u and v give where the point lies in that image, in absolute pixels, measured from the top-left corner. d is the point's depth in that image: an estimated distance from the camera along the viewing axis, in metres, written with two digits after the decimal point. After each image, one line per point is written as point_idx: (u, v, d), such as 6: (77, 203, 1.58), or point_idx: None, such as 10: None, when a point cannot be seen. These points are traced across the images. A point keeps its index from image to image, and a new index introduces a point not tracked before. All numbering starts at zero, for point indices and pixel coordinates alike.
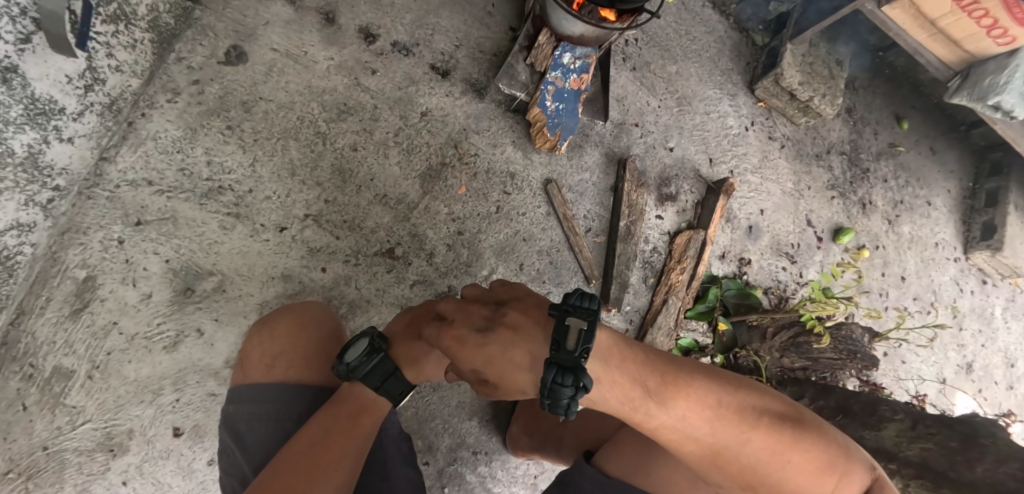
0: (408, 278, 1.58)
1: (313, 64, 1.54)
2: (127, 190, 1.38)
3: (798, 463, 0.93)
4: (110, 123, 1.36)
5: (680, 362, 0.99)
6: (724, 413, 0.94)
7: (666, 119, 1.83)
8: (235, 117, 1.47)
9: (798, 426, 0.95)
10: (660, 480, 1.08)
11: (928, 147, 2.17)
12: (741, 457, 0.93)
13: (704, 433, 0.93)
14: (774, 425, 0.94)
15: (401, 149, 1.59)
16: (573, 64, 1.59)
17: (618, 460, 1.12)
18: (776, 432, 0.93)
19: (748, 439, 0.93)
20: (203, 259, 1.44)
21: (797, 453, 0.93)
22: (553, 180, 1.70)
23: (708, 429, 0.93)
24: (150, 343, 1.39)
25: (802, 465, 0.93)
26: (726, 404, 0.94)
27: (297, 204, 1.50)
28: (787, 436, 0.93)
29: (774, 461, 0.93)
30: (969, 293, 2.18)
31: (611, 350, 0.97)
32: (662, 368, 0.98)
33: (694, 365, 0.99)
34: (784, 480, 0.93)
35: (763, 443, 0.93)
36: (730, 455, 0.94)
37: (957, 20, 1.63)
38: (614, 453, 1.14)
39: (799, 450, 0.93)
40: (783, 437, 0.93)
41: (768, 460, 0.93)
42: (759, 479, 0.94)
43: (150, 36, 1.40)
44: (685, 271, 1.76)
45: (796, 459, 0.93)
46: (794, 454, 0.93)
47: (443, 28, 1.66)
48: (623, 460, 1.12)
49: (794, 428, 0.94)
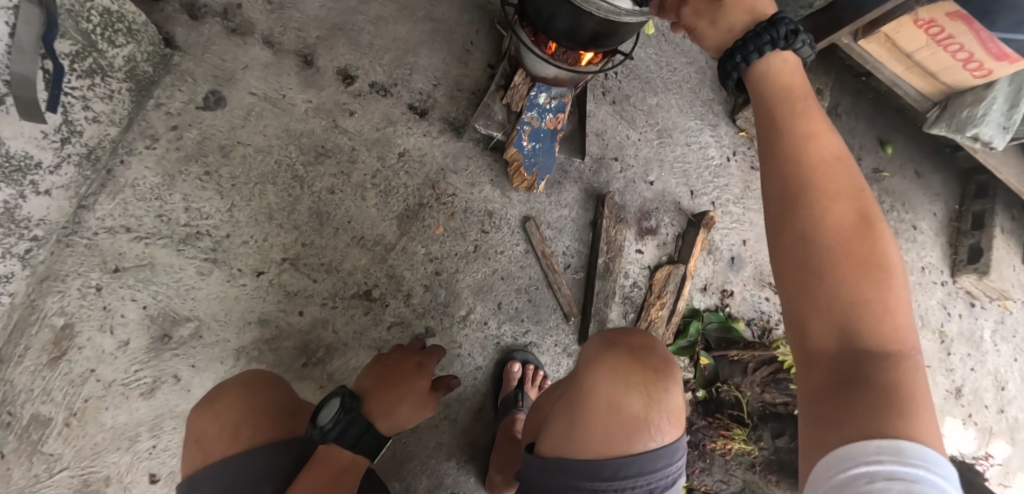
0: (385, 320, 1.53)
1: (291, 107, 1.57)
2: (105, 237, 1.42)
3: (864, 236, 0.84)
4: (89, 173, 1.39)
5: (872, 224, 0.85)
6: (839, 321, 0.82)
7: (647, 152, 1.85)
8: (213, 163, 1.50)
9: (911, 389, 0.77)
10: (595, 435, 1.05)
11: (913, 171, 2.19)
12: (806, 371, 0.84)
13: (809, 144, 0.86)
14: (865, 220, 0.84)
15: (378, 191, 1.57)
16: (549, 103, 1.59)
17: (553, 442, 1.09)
18: (860, 208, 0.85)
19: (837, 188, 0.85)
20: (180, 306, 1.44)
21: (869, 291, 0.82)
22: (532, 217, 1.67)
23: (817, 209, 0.84)
24: (127, 390, 1.40)
25: (856, 236, 0.83)
26: (840, 154, 0.87)
27: (275, 247, 1.49)
28: (869, 229, 0.84)
29: (835, 404, 0.78)
30: (957, 317, 2.18)
31: (801, 75, 0.92)
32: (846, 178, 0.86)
33: (893, 243, 0.85)
34: (822, 335, 0.83)
35: (846, 197, 0.85)
36: (798, 354, 0.86)
37: (934, 53, 1.64)
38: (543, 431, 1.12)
39: (875, 276, 0.82)
40: (866, 217, 0.84)
41: (846, 221, 0.84)
42: (796, 342, 0.86)
43: (127, 85, 1.42)
44: (665, 307, 1.72)
45: (863, 319, 0.81)
46: (865, 236, 0.84)
47: (422, 68, 1.69)
48: (554, 436, 1.09)
49: (898, 389, 0.77)
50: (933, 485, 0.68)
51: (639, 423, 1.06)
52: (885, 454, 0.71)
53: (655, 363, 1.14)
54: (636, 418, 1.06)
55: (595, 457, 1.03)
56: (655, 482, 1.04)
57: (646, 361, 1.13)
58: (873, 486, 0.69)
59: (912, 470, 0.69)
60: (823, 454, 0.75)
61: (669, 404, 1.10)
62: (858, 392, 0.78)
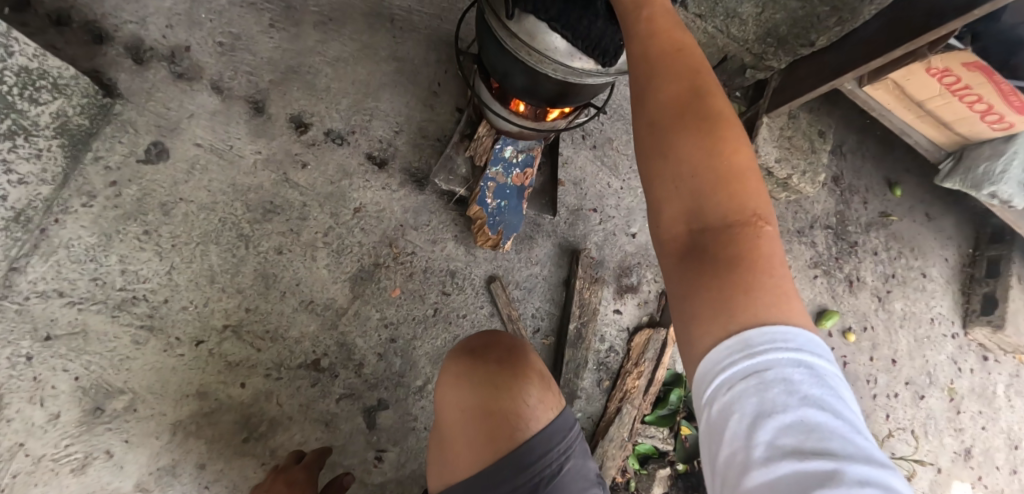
0: (333, 391, 1.44)
1: (238, 159, 1.46)
2: (37, 302, 1.32)
3: (721, 155, 0.69)
4: (19, 235, 1.29)
5: (717, 130, 0.70)
6: (689, 203, 0.69)
7: (629, 202, 1.70)
8: (153, 221, 1.40)
9: (766, 250, 0.67)
10: (478, 437, 1.06)
11: (924, 214, 2.02)
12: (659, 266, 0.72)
13: (648, 53, 0.74)
14: (715, 128, 0.70)
15: (329, 251, 1.48)
16: (516, 157, 1.48)
17: (457, 458, 1.07)
18: (711, 119, 0.70)
19: (680, 92, 0.71)
20: (114, 377, 1.34)
21: (722, 153, 0.69)
22: (497, 277, 1.56)
23: (659, 84, 0.72)
24: (57, 465, 1.29)
25: (712, 159, 0.69)
26: (688, 63, 0.73)
27: (215, 313, 1.40)
28: (718, 138, 0.70)
29: (688, 292, 0.67)
30: (968, 372, 1.98)
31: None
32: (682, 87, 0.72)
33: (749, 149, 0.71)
34: (671, 202, 0.70)
35: (693, 109, 0.71)
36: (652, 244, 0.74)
37: (948, 102, 1.49)
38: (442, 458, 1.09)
39: (734, 196, 0.68)
40: (714, 126, 0.70)
41: (695, 132, 0.70)
42: (649, 237, 0.73)
43: (58, 141, 1.30)
44: (642, 376, 1.60)
45: (717, 187, 0.69)
46: (722, 152, 0.69)
47: (383, 113, 1.57)
48: (457, 457, 1.07)
49: (751, 258, 0.66)
50: (786, 360, 0.62)
51: (512, 411, 1.08)
52: (734, 351, 0.63)
53: (497, 355, 1.15)
54: (512, 403, 1.08)
55: (499, 464, 1.02)
56: (558, 456, 1.05)
57: (497, 352, 1.16)
58: (732, 393, 0.62)
59: (761, 356, 0.62)
60: (701, 360, 0.66)
61: (535, 377, 1.14)
62: (709, 279, 0.66)
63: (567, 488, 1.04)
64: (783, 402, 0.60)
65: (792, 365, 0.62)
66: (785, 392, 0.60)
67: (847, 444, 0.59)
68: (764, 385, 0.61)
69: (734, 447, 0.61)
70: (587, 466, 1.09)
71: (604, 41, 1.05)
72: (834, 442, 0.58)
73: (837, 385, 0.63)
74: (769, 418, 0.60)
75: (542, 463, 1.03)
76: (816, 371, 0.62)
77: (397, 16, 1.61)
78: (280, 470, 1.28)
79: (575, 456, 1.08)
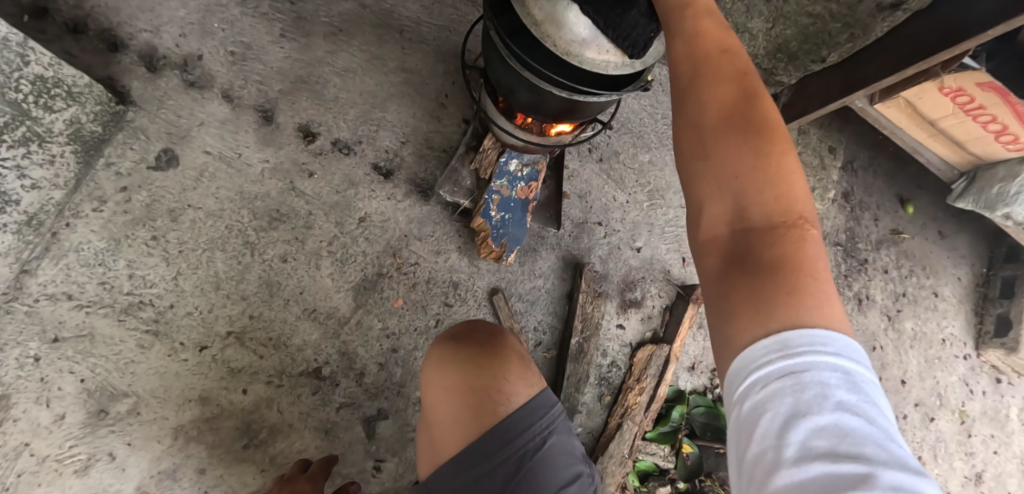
0: (334, 400, 1.45)
1: (246, 167, 1.48)
2: (46, 304, 1.33)
3: (763, 165, 0.71)
4: (31, 237, 1.31)
5: (762, 142, 0.72)
6: (731, 206, 0.71)
7: (635, 216, 1.70)
8: (161, 227, 1.42)
9: (811, 252, 0.68)
10: (466, 421, 1.07)
11: (936, 232, 1.99)
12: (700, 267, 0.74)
13: (696, 57, 0.77)
14: (758, 140, 0.72)
15: (333, 260, 1.49)
16: (520, 171, 1.49)
17: (448, 442, 1.07)
18: (755, 131, 0.72)
19: (723, 105, 0.74)
20: (119, 380, 1.35)
21: (767, 153, 0.72)
22: (500, 289, 1.56)
23: (709, 88, 0.75)
24: (60, 466, 1.30)
25: (756, 168, 0.71)
26: (733, 80, 0.75)
27: (219, 320, 1.42)
28: (764, 149, 0.72)
29: (725, 289, 0.69)
30: (980, 394, 1.94)
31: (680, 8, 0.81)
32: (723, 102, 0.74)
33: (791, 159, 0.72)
34: (714, 201, 0.72)
35: (734, 122, 0.73)
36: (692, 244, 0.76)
37: (960, 122, 1.47)
38: (432, 444, 1.11)
39: (777, 198, 0.70)
40: (757, 138, 0.72)
41: (740, 141, 0.72)
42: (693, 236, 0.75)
43: (72, 147, 1.32)
44: (644, 392, 1.58)
45: (762, 188, 0.71)
46: (765, 162, 0.71)
47: (390, 123, 1.58)
48: (446, 441, 1.08)
49: (790, 257, 0.68)
50: (824, 364, 0.62)
51: (494, 393, 1.08)
52: (772, 351, 0.63)
53: (478, 339, 1.16)
54: (494, 381, 1.10)
55: (482, 440, 1.04)
56: (541, 431, 1.06)
57: (479, 335, 1.18)
58: (765, 391, 0.62)
59: (798, 357, 0.62)
60: (738, 357, 0.66)
61: (517, 358, 1.14)
62: (752, 282, 0.68)
63: (551, 463, 1.05)
64: (817, 405, 0.60)
65: (829, 368, 0.61)
66: (820, 394, 0.60)
67: (883, 451, 0.58)
68: (801, 386, 0.61)
69: (764, 446, 0.60)
70: (571, 443, 1.10)
71: (636, 31, 0.99)
72: (869, 448, 0.57)
73: (874, 393, 0.62)
74: (802, 419, 0.60)
75: (524, 438, 1.04)
76: (851, 376, 0.61)
77: (406, 27, 1.63)
78: (285, 481, 1.29)
79: (559, 432, 1.08)
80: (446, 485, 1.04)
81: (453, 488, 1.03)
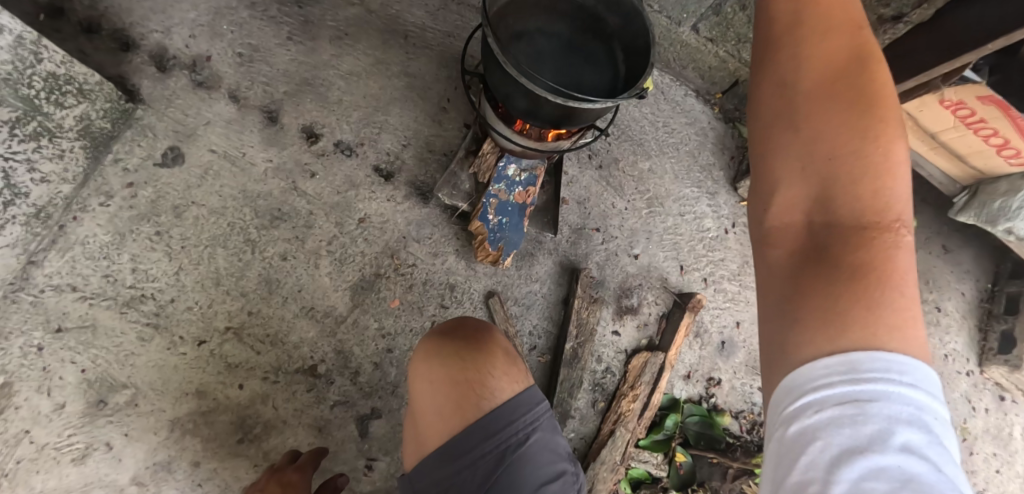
0: (329, 397, 1.47)
1: (249, 166, 1.51)
2: (51, 295, 1.36)
3: (848, 175, 0.76)
4: (38, 230, 1.35)
5: (858, 154, 0.76)
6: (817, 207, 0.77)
7: (633, 223, 1.71)
8: (164, 223, 1.44)
9: (902, 262, 0.72)
10: (451, 413, 1.09)
11: (940, 246, 1.97)
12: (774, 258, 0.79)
13: (818, 44, 0.82)
14: (854, 154, 0.76)
15: (332, 259, 1.52)
16: (519, 176, 1.50)
17: (432, 435, 1.10)
18: (851, 143, 0.76)
19: (822, 117, 0.78)
20: (118, 372, 1.38)
21: (864, 159, 0.75)
22: (496, 292, 1.58)
23: (808, 74, 0.81)
24: (59, 454, 1.32)
25: (844, 181, 0.76)
26: (842, 96, 0.78)
27: (219, 315, 1.44)
28: (853, 164, 0.76)
29: (798, 271, 0.76)
30: (983, 412, 1.91)
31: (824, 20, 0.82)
32: (837, 113, 0.78)
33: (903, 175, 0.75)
34: (793, 197, 0.78)
35: (833, 133, 0.77)
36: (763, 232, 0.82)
37: (962, 135, 1.46)
38: (418, 437, 1.12)
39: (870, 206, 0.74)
40: (851, 150, 0.76)
41: (831, 153, 0.77)
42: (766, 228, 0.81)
43: (81, 143, 1.36)
44: (638, 399, 1.57)
45: (852, 194, 0.75)
46: (856, 174, 0.75)
47: (392, 126, 1.61)
48: (430, 433, 1.10)
49: (867, 257, 0.72)
50: (895, 396, 0.66)
51: (480, 386, 1.10)
52: (836, 375, 0.68)
53: (467, 333, 1.18)
54: (478, 375, 1.11)
55: (466, 433, 1.06)
56: (524, 427, 1.08)
57: (467, 330, 1.19)
58: (825, 414, 0.67)
59: (868, 387, 0.66)
60: (801, 366, 0.71)
61: (501, 353, 1.16)
62: (827, 285, 0.73)
63: (533, 458, 1.07)
64: (880, 440, 0.64)
65: (900, 402, 0.65)
66: (881, 428, 0.65)
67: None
68: (862, 418, 0.65)
69: (810, 475, 0.66)
70: (555, 440, 1.12)
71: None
72: (931, 491, 0.61)
73: (943, 435, 0.65)
74: (860, 451, 0.64)
75: (507, 432, 1.06)
76: (921, 415, 0.65)
77: (411, 32, 1.66)
78: (275, 470, 1.31)
79: (543, 429, 1.10)
80: (432, 479, 1.06)
81: (435, 479, 1.05)
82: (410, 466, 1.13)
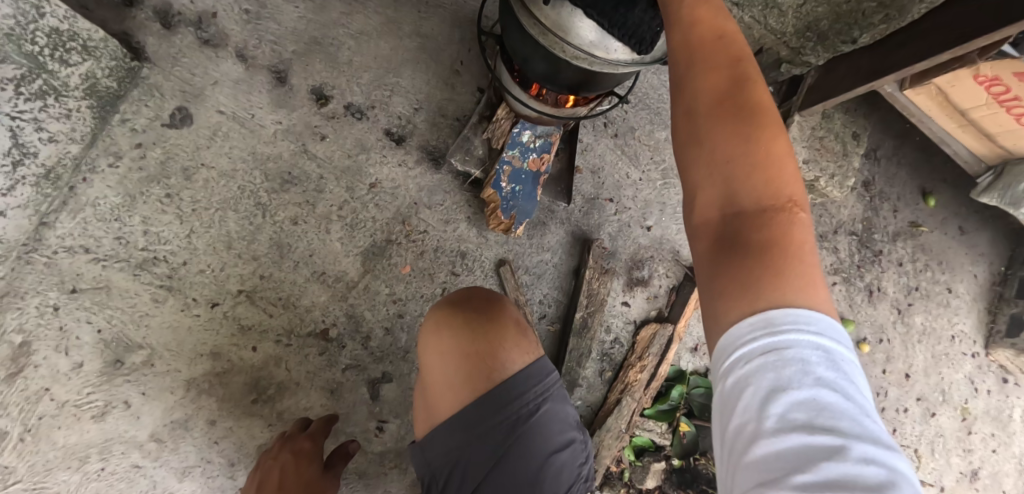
0: (340, 362, 1.50)
1: (259, 129, 1.48)
2: (64, 256, 1.35)
3: (746, 157, 0.70)
4: (48, 191, 1.32)
5: (747, 131, 0.71)
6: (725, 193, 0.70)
7: (647, 194, 1.68)
8: (175, 185, 1.43)
9: (799, 234, 0.68)
10: (458, 382, 1.10)
11: (957, 227, 1.94)
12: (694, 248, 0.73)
13: (687, 30, 0.76)
14: (749, 133, 0.71)
15: (343, 224, 1.51)
16: (533, 142, 1.47)
17: (439, 402, 1.12)
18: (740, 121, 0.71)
19: (712, 99, 0.73)
20: (134, 332, 1.39)
21: (756, 139, 0.71)
22: (507, 261, 1.58)
23: (698, 78, 0.74)
24: (79, 411, 1.35)
25: (744, 161, 0.70)
26: (728, 76, 0.73)
27: (231, 278, 1.45)
28: (752, 142, 0.71)
29: (718, 269, 0.69)
30: (985, 393, 1.93)
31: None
32: (724, 94, 0.73)
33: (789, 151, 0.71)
34: (704, 189, 0.72)
35: (723, 115, 0.72)
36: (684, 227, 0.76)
37: (993, 113, 1.42)
38: (428, 405, 1.14)
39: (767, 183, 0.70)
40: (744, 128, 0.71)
41: (728, 134, 0.71)
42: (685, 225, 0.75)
43: (88, 102, 1.32)
44: (645, 369, 1.60)
45: (755, 173, 0.70)
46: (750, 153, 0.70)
47: (403, 89, 1.57)
48: (441, 402, 1.12)
49: (772, 236, 0.67)
50: (806, 342, 0.62)
51: (489, 357, 1.11)
52: (757, 328, 0.64)
53: (476, 304, 1.18)
54: (488, 347, 1.12)
55: (477, 405, 1.07)
56: (534, 398, 1.10)
57: (477, 301, 1.19)
58: (749, 367, 0.63)
59: (783, 336, 0.63)
60: (722, 334, 0.66)
61: (512, 325, 1.16)
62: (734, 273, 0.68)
63: (544, 428, 1.09)
64: (798, 379, 0.61)
65: (810, 347, 0.62)
66: (801, 371, 0.61)
67: (857, 425, 0.59)
68: (783, 363, 0.61)
69: (746, 418, 0.62)
70: (565, 410, 1.14)
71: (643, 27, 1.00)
72: (844, 422, 0.59)
73: (853, 373, 0.63)
74: (783, 394, 0.61)
75: (519, 403, 1.08)
76: (833, 356, 0.62)
77: None
78: (287, 438, 1.34)
79: (553, 400, 1.12)
80: (443, 446, 1.08)
81: (448, 448, 1.08)
82: (422, 435, 1.16)
